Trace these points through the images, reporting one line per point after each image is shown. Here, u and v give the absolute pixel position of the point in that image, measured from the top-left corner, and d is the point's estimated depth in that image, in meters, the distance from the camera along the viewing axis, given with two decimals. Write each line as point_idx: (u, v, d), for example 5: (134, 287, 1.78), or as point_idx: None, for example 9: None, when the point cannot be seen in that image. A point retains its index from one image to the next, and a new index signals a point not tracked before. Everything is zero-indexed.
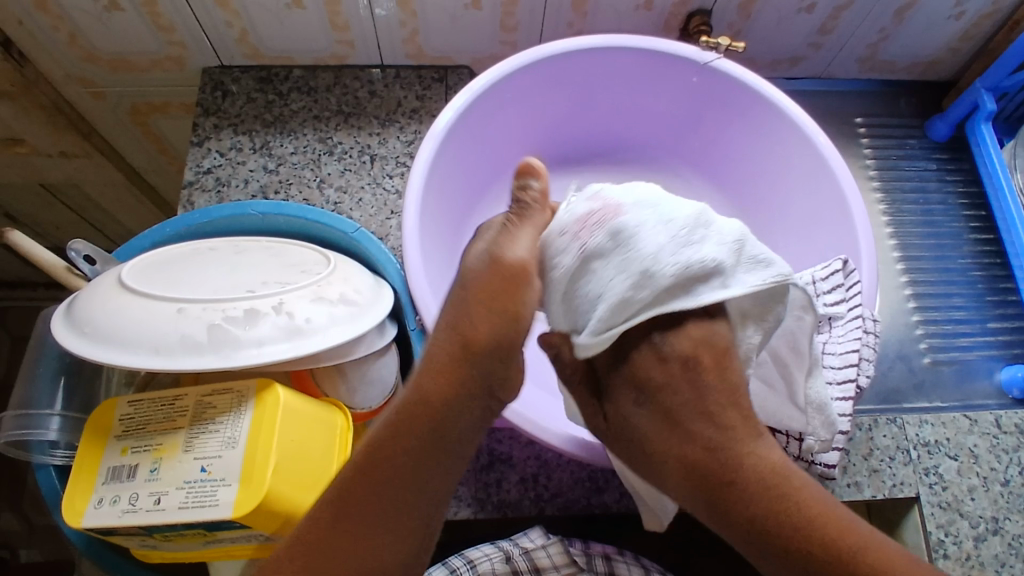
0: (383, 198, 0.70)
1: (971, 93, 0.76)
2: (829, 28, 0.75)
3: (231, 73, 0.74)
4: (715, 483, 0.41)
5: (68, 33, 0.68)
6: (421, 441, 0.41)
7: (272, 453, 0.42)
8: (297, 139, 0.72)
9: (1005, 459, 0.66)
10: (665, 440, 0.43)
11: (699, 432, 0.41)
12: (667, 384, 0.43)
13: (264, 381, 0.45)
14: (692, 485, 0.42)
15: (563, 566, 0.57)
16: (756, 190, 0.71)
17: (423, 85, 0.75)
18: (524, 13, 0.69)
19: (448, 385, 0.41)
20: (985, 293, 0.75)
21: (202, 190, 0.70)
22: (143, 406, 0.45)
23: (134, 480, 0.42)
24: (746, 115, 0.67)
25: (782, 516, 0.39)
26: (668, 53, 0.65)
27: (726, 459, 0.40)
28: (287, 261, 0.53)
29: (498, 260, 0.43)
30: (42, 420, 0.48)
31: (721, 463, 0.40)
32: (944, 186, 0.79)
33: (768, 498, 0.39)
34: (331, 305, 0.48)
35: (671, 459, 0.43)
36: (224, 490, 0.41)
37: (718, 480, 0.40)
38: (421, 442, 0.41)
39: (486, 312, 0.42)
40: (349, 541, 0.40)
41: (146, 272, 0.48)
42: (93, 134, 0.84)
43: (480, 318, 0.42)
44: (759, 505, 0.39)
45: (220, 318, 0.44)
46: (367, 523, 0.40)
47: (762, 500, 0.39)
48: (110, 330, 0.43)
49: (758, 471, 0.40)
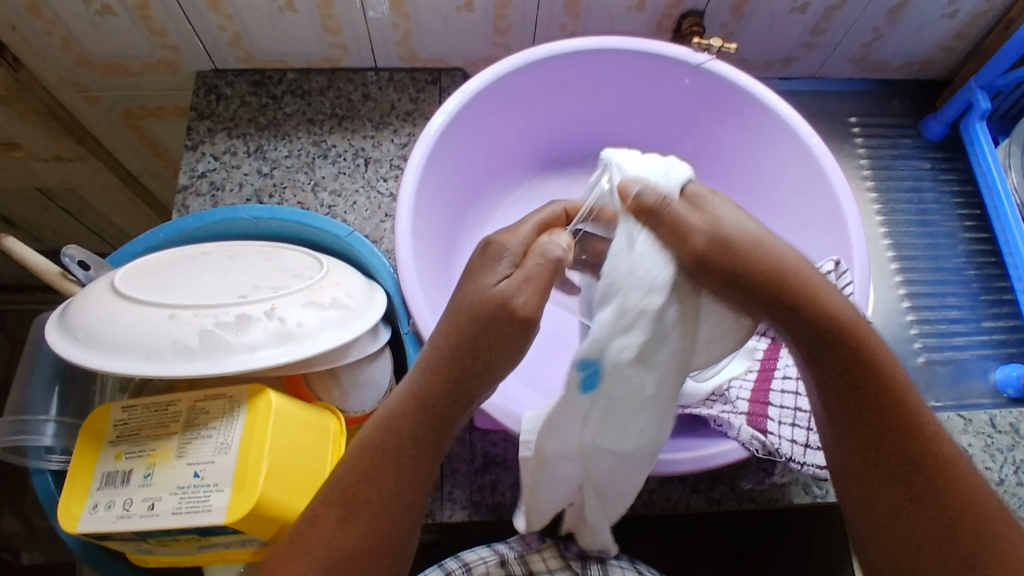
0: (377, 201, 0.70)
1: (966, 92, 0.76)
2: (822, 28, 0.75)
3: (224, 76, 0.74)
4: (795, 301, 0.43)
5: (61, 38, 0.68)
6: (402, 436, 0.43)
7: (265, 458, 0.42)
8: (291, 142, 0.72)
9: (999, 459, 0.66)
10: (748, 261, 0.42)
11: (750, 294, 0.43)
12: (748, 243, 0.42)
13: (256, 387, 0.45)
14: (774, 300, 0.43)
15: (558, 571, 0.57)
16: (750, 191, 0.71)
17: (416, 88, 0.75)
18: (517, 14, 0.69)
19: (439, 394, 0.43)
20: (979, 292, 0.75)
21: (196, 194, 0.70)
22: (137, 412, 0.45)
23: (128, 485, 0.43)
24: (738, 116, 0.67)
25: (854, 338, 0.43)
26: (660, 54, 0.65)
27: (805, 294, 0.43)
28: (279, 266, 0.53)
29: (505, 302, 0.41)
30: (37, 426, 0.48)
31: (802, 295, 0.43)
32: (938, 185, 0.80)
33: (840, 324, 0.43)
34: (323, 309, 0.48)
35: (758, 281, 0.43)
36: (217, 495, 0.41)
37: (796, 299, 0.43)
38: (415, 441, 0.43)
39: (483, 339, 0.41)
40: (327, 531, 0.42)
41: (139, 278, 0.48)
42: (88, 138, 0.84)
43: (478, 345, 0.41)
44: (835, 323, 0.43)
45: (211, 324, 0.44)
46: (344, 516, 0.42)
47: (835, 322, 0.43)
48: (102, 337, 0.43)
49: (828, 309, 0.43)
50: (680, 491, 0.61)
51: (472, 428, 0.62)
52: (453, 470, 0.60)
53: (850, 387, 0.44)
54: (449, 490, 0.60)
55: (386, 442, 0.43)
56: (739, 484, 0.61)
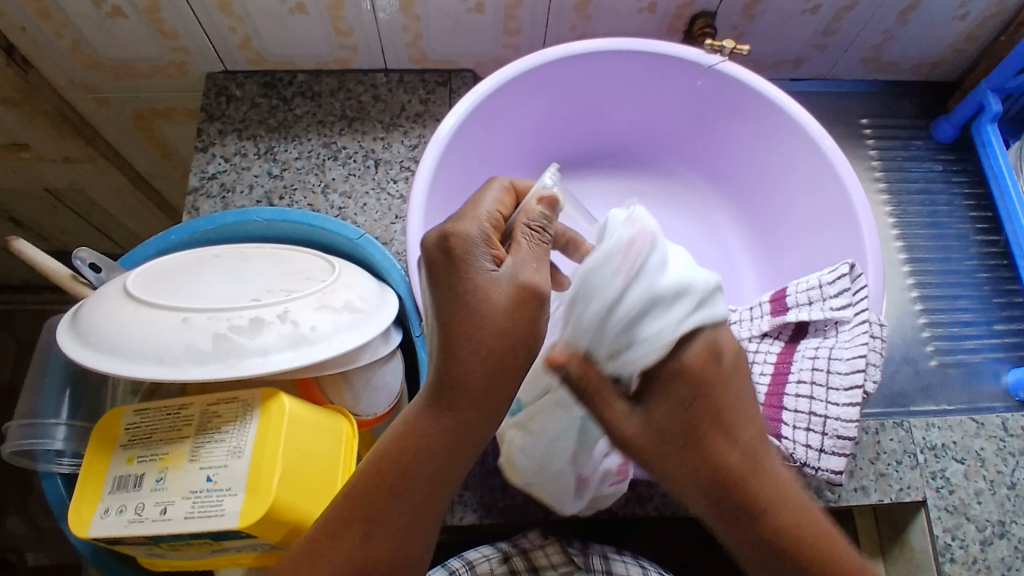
0: (387, 202, 0.70)
1: (976, 94, 0.75)
2: (834, 29, 0.75)
3: (234, 78, 0.74)
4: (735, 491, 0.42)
5: (70, 40, 0.68)
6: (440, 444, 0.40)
7: (278, 462, 0.42)
8: (301, 144, 0.72)
9: (1011, 462, 0.66)
10: (667, 399, 0.43)
11: (722, 452, 0.42)
12: (733, 362, 0.43)
13: (269, 390, 0.45)
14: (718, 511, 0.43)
15: (561, 565, 0.58)
16: (762, 193, 0.71)
17: (426, 90, 0.75)
18: (527, 16, 0.69)
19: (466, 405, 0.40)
20: (990, 294, 0.75)
21: (206, 196, 0.70)
22: (149, 415, 0.45)
23: (140, 489, 0.42)
24: (752, 117, 0.67)
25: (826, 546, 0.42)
26: (673, 56, 0.64)
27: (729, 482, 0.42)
28: (291, 268, 0.53)
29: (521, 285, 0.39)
30: (48, 430, 0.48)
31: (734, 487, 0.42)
32: (950, 187, 0.79)
33: (812, 536, 0.42)
34: (336, 313, 0.48)
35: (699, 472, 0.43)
36: (230, 500, 0.41)
37: (738, 492, 0.42)
38: (447, 448, 0.40)
39: (489, 341, 0.38)
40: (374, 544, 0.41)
41: (152, 281, 0.48)
42: (96, 139, 0.84)
43: (485, 342, 0.38)
44: (806, 532, 0.42)
45: (225, 328, 0.44)
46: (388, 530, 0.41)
47: (806, 527, 0.43)
48: (116, 341, 0.43)
49: (780, 509, 0.43)
50: None
51: None
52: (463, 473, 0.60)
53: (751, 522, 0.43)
54: (460, 492, 0.59)
55: (413, 454, 0.41)
56: None
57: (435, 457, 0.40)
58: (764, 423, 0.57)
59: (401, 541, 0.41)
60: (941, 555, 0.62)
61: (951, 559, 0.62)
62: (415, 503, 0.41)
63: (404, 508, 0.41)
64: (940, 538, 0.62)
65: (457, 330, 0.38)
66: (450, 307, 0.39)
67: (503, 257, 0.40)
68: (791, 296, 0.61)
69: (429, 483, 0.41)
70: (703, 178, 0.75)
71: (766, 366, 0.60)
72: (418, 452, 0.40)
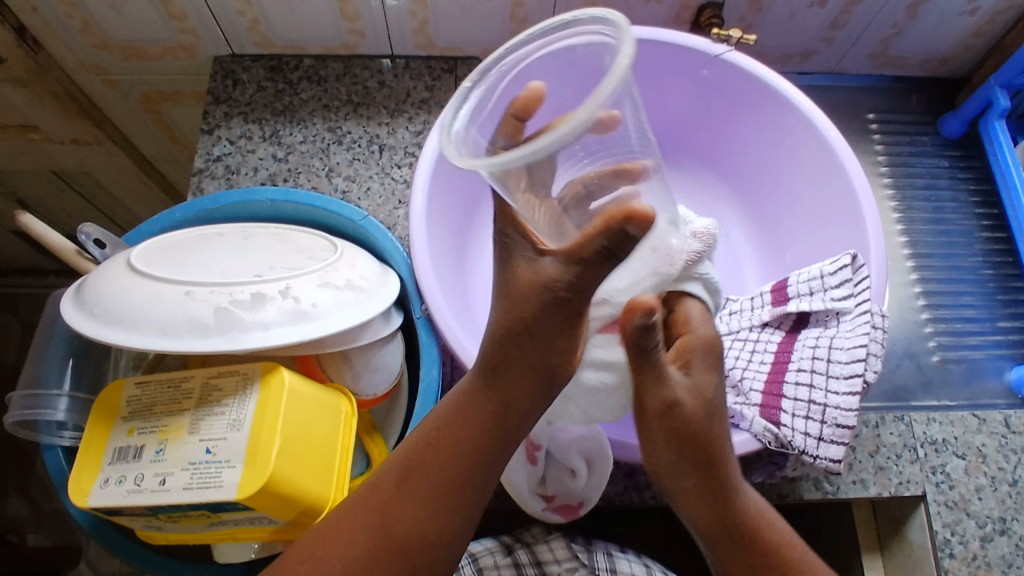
0: (391, 187, 0.70)
1: (984, 90, 0.75)
2: (842, 22, 0.74)
3: (241, 62, 0.74)
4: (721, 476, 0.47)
5: (80, 20, 0.68)
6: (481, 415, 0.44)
7: (277, 435, 0.42)
8: (306, 128, 0.72)
9: (1013, 459, 0.65)
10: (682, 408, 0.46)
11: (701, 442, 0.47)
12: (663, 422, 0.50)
13: (269, 365, 0.45)
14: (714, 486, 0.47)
15: (565, 561, 0.58)
16: (765, 184, 0.71)
17: (432, 76, 0.75)
18: (534, 4, 0.69)
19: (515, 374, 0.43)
20: (995, 291, 0.74)
21: (211, 177, 0.70)
22: (150, 388, 0.45)
23: (139, 461, 0.43)
24: (759, 109, 0.67)
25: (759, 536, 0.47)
26: (680, 44, 0.65)
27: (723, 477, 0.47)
28: (293, 247, 0.53)
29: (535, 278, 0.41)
30: (50, 401, 0.49)
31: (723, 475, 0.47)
32: (956, 184, 0.79)
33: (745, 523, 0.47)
34: (337, 290, 0.48)
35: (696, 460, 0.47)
36: (228, 471, 0.41)
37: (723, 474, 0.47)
38: (484, 421, 0.44)
39: (533, 335, 0.42)
40: (398, 521, 0.42)
41: (154, 256, 0.48)
42: (104, 121, 0.84)
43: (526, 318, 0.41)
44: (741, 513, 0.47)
45: (227, 301, 0.44)
46: (412, 508, 0.43)
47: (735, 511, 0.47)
48: (118, 311, 0.43)
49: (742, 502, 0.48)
50: None
51: None
52: None
53: (741, 545, 0.47)
54: None
55: (457, 425, 0.44)
56: (748, 478, 0.60)
57: (472, 436, 0.44)
58: (763, 409, 0.57)
59: (423, 524, 0.43)
60: (940, 551, 0.62)
61: (951, 554, 0.62)
62: (452, 477, 0.43)
63: (437, 480, 0.43)
64: (940, 533, 0.62)
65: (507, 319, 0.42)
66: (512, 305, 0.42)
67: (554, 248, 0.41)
68: (792, 286, 0.61)
69: (463, 462, 0.44)
70: (708, 170, 0.75)
71: (766, 355, 0.60)
72: (457, 427, 0.44)
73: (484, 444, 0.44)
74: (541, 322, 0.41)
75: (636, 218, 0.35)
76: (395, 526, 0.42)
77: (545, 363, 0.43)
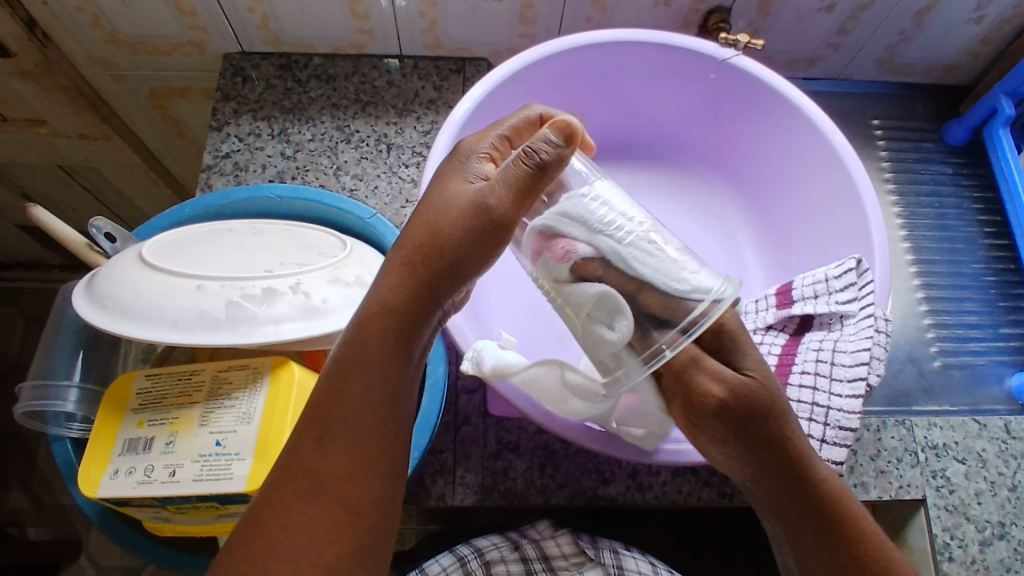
0: (398, 186, 0.71)
1: (989, 97, 0.75)
2: (849, 28, 0.75)
3: (250, 59, 0.75)
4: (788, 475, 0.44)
5: (91, 14, 0.68)
6: (386, 348, 0.39)
7: (287, 428, 0.43)
8: (315, 126, 0.73)
9: (1013, 464, 0.66)
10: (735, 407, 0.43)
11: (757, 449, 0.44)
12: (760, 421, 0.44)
13: (280, 359, 0.45)
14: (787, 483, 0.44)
15: (573, 556, 0.59)
16: (770, 189, 0.71)
17: (440, 76, 0.75)
18: (544, 5, 0.70)
19: (414, 299, 0.40)
20: (997, 298, 0.75)
21: (219, 173, 0.71)
22: (160, 380, 0.46)
23: (150, 452, 0.43)
24: (766, 114, 0.67)
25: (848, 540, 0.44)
26: (689, 48, 0.65)
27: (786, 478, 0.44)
28: (303, 243, 0.53)
29: (482, 206, 0.40)
30: (59, 392, 0.49)
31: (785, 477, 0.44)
32: (959, 190, 0.79)
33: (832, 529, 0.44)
34: (347, 287, 0.48)
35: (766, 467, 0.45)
36: (238, 464, 0.42)
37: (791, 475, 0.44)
38: (386, 355, 0.39)
39: (458, 250, 0.40)
40: (331, 472, 0.36)
41: (166, 250, 0.49)
42: (112, 117, 0.84)
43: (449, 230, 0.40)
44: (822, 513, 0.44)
45: (239, 296, 0.45)
46: (338, 454, 0.36)
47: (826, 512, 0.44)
48: (131, 304, 0.44)
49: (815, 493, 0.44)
50: (691, 484, 0.61)
51: (485, 414, 0.62)
52: (466, 455, 0.60)
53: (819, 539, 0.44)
54: (462, 474, 0.60)
55: (363, 359, 0.38)
56: None
57: (381, 369, 0.39)
58: None
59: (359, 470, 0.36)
60: (940, 554, 0.62)
61: (950, 558, 0.62)
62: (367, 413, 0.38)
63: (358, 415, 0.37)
64: (940, 536, 0.63)
65: (423, 244, 0.41)
66: (421, 233, 0.41)
67: (511, 217, 0.40)
68: (797, 290, 0.62)
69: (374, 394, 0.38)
70: (714, 173, 0.75)
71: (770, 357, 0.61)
72: (361, 356, 0.38)
73: (395, 376, 0.39)
74: (459, 241, 0.40)
75: (566, 151, 0.40)
76: (332, 481, 0.36)
77: (444, 284, 0.41)
